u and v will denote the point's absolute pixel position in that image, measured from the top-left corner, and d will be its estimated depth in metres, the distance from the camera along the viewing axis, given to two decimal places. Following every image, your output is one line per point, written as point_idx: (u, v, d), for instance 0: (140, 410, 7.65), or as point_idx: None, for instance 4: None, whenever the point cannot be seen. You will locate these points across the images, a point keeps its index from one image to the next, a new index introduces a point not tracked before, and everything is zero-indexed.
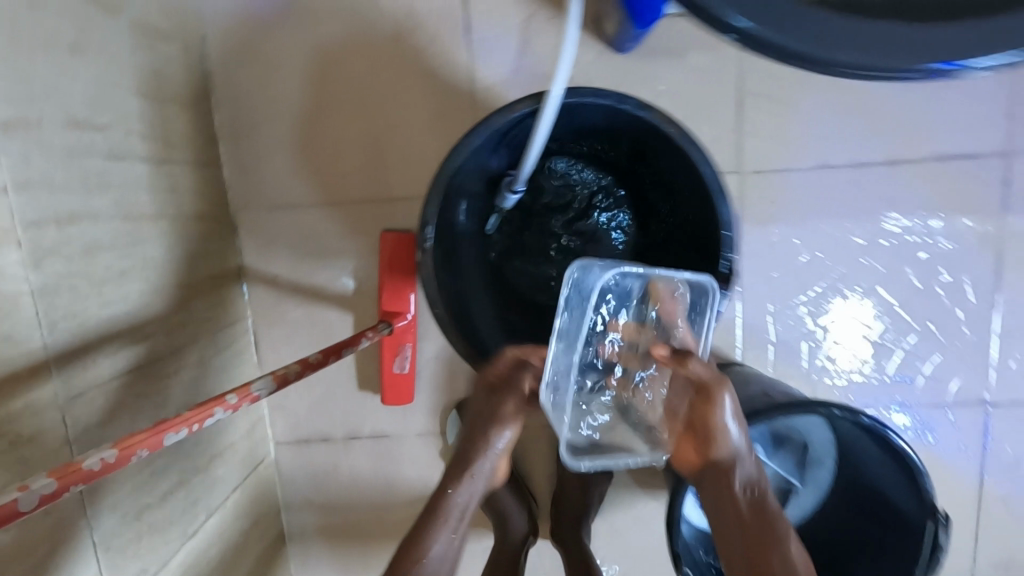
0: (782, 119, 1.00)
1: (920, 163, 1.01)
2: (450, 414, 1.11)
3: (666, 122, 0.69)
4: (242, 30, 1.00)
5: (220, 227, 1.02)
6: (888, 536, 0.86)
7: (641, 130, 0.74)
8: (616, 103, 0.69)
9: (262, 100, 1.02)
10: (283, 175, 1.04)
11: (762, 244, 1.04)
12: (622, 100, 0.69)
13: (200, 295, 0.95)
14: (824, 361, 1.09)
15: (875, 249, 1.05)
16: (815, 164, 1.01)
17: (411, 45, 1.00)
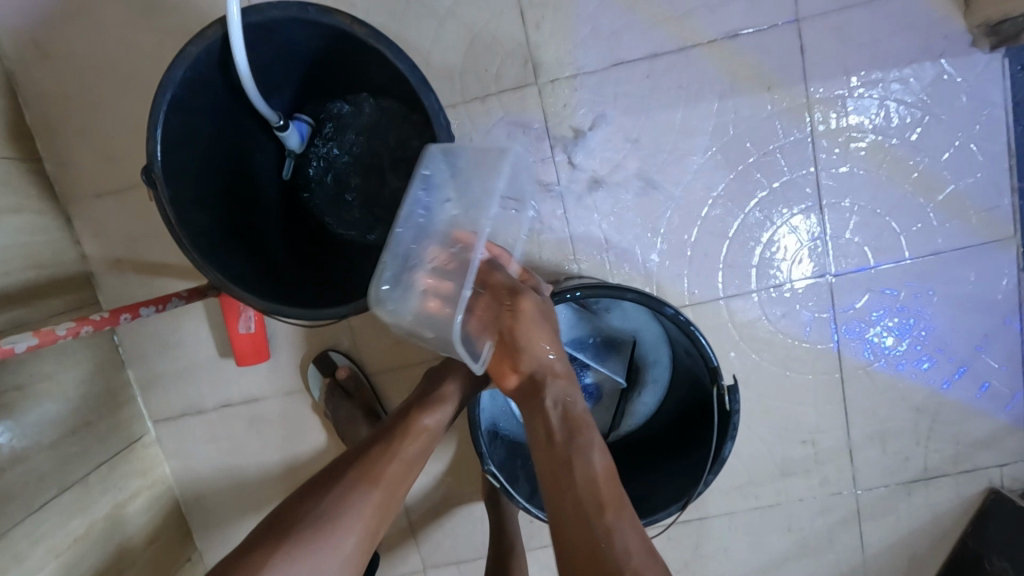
0: (567, 24, 1.00)
1: (712, 46, 1.01)
2: (311, 368, 1.13)
3: (351, 24, 0.66)
4: (33, 25, 1.03)
5: (49, 219, 1.06)
6: (704, 416, 0.90)
7: (347, 42, 0.71)
8: (298, 13, 0.66)
9: (67, 90, 1.05)
10: (104, 159, 1.07)
11: (575, 153, 1.04)
12: (299, 6, 0.66)
13: (24, 283, 0.98)
14: (660, 260, 1.08)
15: (690, 138, 1.04)
16: (611, 64, 1.01)
17: (198, 13, 1.02)
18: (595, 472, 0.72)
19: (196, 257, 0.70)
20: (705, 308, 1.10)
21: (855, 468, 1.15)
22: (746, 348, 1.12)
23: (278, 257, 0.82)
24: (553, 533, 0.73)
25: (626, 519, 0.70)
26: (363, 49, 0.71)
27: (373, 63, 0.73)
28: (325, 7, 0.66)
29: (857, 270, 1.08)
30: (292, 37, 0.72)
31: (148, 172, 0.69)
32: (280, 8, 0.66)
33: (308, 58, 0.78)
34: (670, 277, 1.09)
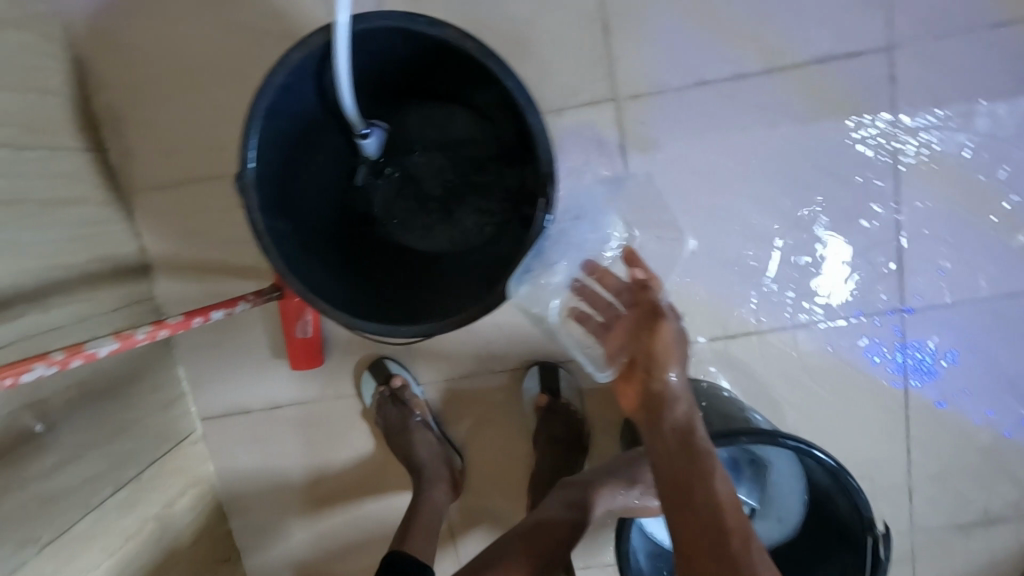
0: (650, 39, 0.97)
1: (798, 69, 0.98)
2: (365, 374, 1.13)
3: (458, 38, 0.63)
4: (106, 13, 1.01)
5: (113, 212, 1.04)
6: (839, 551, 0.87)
7: (451, 53, 0.68)
8: (403, 22, 0.64)
9: (134, 82, 1.03)
10: (168, 154, 1.05)
11: (648, 171, 1.02)
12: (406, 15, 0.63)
13: (88, 277, 0.97)
14: (727, 286, 1.06)
15: (768, 163, 1.01)
16: (692, 83, 0.98)
17: (271, 10, 1.00)
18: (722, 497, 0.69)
19: (282, 269, 0.69)
20: (770, 336, 1.08)
21: (913, 507, 1.13)
22: (811, 379, 1.09)
23: (353, 267, 0.81)
24: (679, 562, 0.69)
25: (756, 549, 0.67)
26: (465, 62, 0.68)
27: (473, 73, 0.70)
28: (434, 18, 0.64)
29: (933, 305, 1.05)
30: (390, 46, 0.70)
31: (239, 175, 0.67)
32: (386, 17, 0.63)
33: (400, 64, 0.75)
34: (736, 304, 1.07)
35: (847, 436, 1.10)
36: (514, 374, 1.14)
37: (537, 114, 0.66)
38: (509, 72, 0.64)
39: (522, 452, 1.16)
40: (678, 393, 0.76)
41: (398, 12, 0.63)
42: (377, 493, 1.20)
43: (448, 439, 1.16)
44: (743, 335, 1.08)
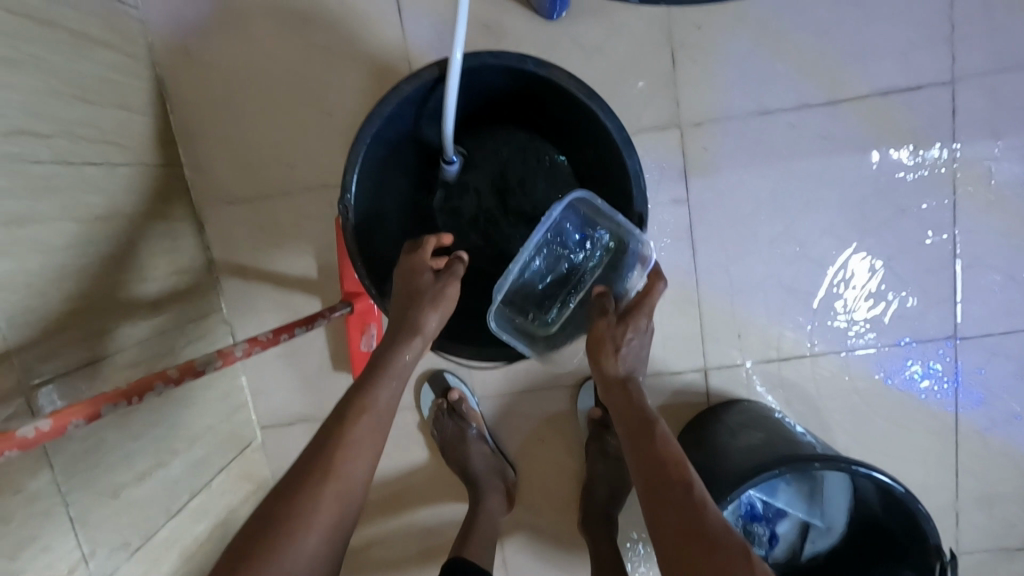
0: (716, 68, 1.00)
1: (859, 100, 1.00)
2: (424, 388, 1.17)
3: (565, 79, 0.72)
4: (186, 33, 1.05)
5: (186, 225, 1.08)
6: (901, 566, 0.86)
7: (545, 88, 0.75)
8: (514, 63, 0.71)
9: (212, 100, 1.07)
10: (241, 169, 1.09)
11: (710, 196, 1.04)
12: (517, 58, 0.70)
13: (166, 289, 1.00)
14: (783, 312, 1.09)
15: (829, 191, 1.04)
16: (757, 111, 1.01)
17: (346, 32, 1.03)
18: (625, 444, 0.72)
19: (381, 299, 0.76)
20: (824, 360, 1.10)
21: (959, 530, 1.14)
22: (863, 401, 1.11)
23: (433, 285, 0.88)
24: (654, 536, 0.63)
25: (674, 453, 0.68)
26: (561, 98, 0.77)
27: (565, 106, 0.78)
28: (543, 60, 0.71)
29: (987, 332, 1.07)
30: (485, 75, 0.77)
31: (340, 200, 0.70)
32: (500, 58, 0.71)
33: (488, 90, 0.81)
34: (793, 329, 1.09)
35: (896, 459, 1.12)
36: (569, 389, 1.16)
37: (632, 154, 0.75)
38: (611, 116, 0.73)
39: (574, 466, 1.18)
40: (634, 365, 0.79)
41: (512, 53, 0.70)
42: (430, 501, 1.22)
43: (501, 452, 1.18)
44: (797, 357, 1.10)
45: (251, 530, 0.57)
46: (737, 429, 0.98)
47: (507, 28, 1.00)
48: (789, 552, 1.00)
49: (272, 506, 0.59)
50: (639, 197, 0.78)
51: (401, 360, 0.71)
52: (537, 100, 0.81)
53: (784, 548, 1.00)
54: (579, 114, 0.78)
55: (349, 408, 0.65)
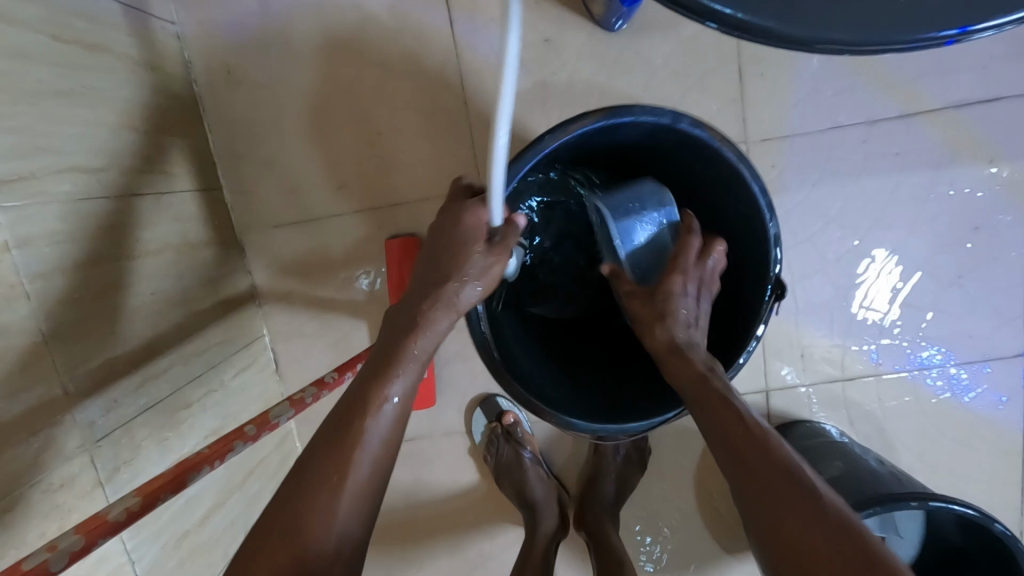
0: (786, 82, 0.96)
1: (933, 114, 0.96)
2: (476, 412, 1.14)
3: (718, 140, 0.72)
4: (227, 50, 1.00)
5: (228, 251, 1.03)
6: None
7: (674, 137, 0.76)
8: (668, 121, 0.72)
9: (255, 119, 1.02)
10: (287, 190, 1.04)
11: (778, 214, 1.00)
12: (657, 114, 0.71)
13: (216, 319, 0.96)
14: (850, 334, 1.05)
15: (902, 207, 1.00)
16: (829, 126, 0.97)
17: (398, 47, 0.99)
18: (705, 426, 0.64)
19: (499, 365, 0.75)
20: (892, 382, 1.07)
21: None
22: (931, 421, 1.08)
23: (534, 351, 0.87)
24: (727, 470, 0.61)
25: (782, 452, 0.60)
26: (698, 156, 0.78)
27: (698, 155, 0.78)
28: (697, 119, 0.71)
29: None
30: (624, 129, 0.77)
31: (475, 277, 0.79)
32: (656, 114, 0.71)
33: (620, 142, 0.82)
34: (861, 350, 1.06)
35: (967, 481, 1.09)
36: None
37: (773, 218, 0.75)
38: (756, 178, 0.73)
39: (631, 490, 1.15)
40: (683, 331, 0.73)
41: (667, 111, 0.71)
42: (482, 527, 1.19)
43: (554, 475, 1.15)
44: (865, 377, 1.07)
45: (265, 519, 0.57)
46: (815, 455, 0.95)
47: (568, 43, 0.96)
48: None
49: (295, 476, 0.59)
50: (774, 260, 0.77)
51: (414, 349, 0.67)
52: (668, 149, 0.81)
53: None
54: (714, 168, 0.78)
55: (368, 400, 0.63)
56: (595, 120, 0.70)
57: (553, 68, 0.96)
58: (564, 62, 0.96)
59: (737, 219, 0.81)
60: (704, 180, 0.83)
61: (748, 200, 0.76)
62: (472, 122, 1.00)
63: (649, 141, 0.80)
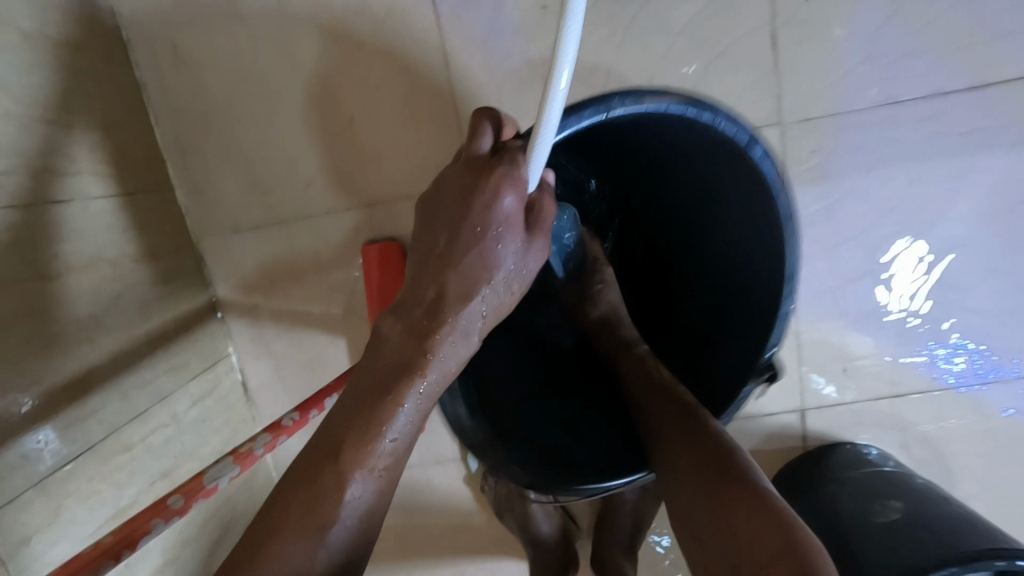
0: (831, 49, 0.81)
1: (1007, 84, 0.81)
2: None
3: (782, 185, 0.59)
4: (170, 27, 0.86)
5: (183, 262, 0.90)
6: None
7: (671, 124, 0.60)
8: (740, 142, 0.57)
9: (208, 106, 0.88)
10: (247, 189, 0.90)
11: (818, 208, 0.86)
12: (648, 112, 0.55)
13: (166, 342, 0.83)
14: (902, 343, 0.91)
15: (968, 197, 0.85)
16: (881, 102, 0.82)
17: (370, 19, 0.84)
18: (679, 470, 0.59)
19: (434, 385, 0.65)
20: (951, 400, 0.92)
21: None
22: (998, 445, 0.93)
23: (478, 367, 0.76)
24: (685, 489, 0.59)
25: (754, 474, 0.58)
26: (736, 185, 0.64)
27: (735, 189, 0.65)
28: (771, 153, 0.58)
29: None
30: (679, 128, 0.62)
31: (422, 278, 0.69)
32: (733, 126, 0.56)
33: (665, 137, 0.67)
34: (915, 363, 0.91)
35: None
36: None
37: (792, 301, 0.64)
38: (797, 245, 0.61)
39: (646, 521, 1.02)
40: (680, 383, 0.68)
41: (748, 128, 0.57)
42: (482, 561, 1.07)
43: (562, 507, 1.02)
44: (919, 394, 0.93)
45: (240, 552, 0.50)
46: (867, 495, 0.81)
47: None
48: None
49: (268, 511, 0.52)
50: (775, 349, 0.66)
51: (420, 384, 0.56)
52: (705, 167, 0.68)
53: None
54: (747, 210, 0.65)
55: (361, 440, 0.53)
56: (681, 103, 0.55)
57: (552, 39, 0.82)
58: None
59: (745, 281, 0.69)
60: (725, 216, 0.70)
61: (774, 262, 0.64)
62: (458, 107, 0.86)
63: (661, 130, 0.65)
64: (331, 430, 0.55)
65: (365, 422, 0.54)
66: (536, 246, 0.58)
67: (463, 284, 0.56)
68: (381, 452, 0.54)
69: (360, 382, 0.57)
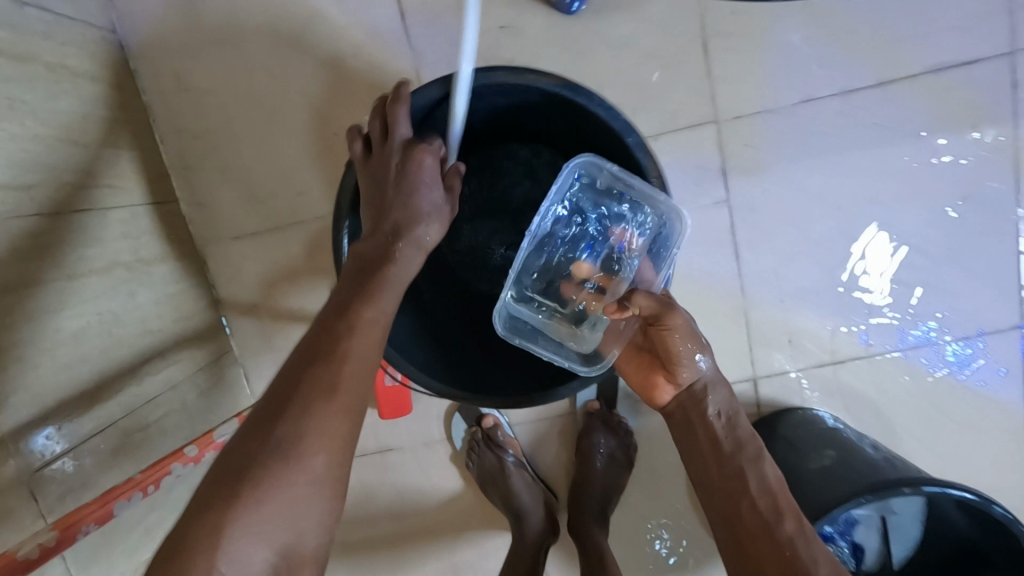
0: (754, 55, 0.92)
1: (911, 80, 0.92)
2: (455, 418, 1.10)
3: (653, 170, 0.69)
4: (173, 56, 0.96)
5: (187, 264, 0.99)
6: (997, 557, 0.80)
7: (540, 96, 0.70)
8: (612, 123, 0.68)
9: (207, 126, 0.98)
10: (244, 199, 1.00)
11: (753, 196, 0.96)
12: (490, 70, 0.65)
13: (174, 336, 0.92)
14: (836, 315, 1.01)
15: (885, 181, 0.95)
16: (802, 100, 0.93)
17: (349, 43, 0.95)
18: (715, 508, 0.71)
19: None
20: (884, 364, 1.02)
21: None
22: (930, 404, 1.03)
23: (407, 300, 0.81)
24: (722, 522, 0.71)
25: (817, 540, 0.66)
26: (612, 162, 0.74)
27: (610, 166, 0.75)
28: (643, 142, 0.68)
29: None
30: (563, 112, 0.72)
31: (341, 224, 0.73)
32: (608, 112, 0.67)
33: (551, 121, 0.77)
34: (851, 332, 1.01)
35: (975, 462, 1.03)
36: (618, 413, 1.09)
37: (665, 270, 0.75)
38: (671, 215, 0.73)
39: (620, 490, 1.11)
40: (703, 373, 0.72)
41: (621, 118, 0.67)
42: (469, 535, 1.15)
43: (541, 479, 1.11)
44: (856, 360, 1.02)
45: (210, 492, 0.50)
46: (806, 444, 0.91)
47: (525, 30, 0.92)
48: (879, 560, 0.92)
49: (250, 443, 0.53)
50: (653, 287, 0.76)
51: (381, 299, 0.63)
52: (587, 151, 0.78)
53: (873, 559, 0.93)
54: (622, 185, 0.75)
55: (332, 349, 0.58)
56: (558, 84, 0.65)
57: (510, 56, 0.93)
58: (525, 49, 0.92)
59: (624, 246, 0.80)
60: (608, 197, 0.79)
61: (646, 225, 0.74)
62: None
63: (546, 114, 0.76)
64: (303, 355, 0.58)
65: (336, 336, 0.59)
66: (439, 185, 0.70)
67: (405, 212, 0.67)
68: (355, 349, 0.59)
69: (329, 313, 0.61)
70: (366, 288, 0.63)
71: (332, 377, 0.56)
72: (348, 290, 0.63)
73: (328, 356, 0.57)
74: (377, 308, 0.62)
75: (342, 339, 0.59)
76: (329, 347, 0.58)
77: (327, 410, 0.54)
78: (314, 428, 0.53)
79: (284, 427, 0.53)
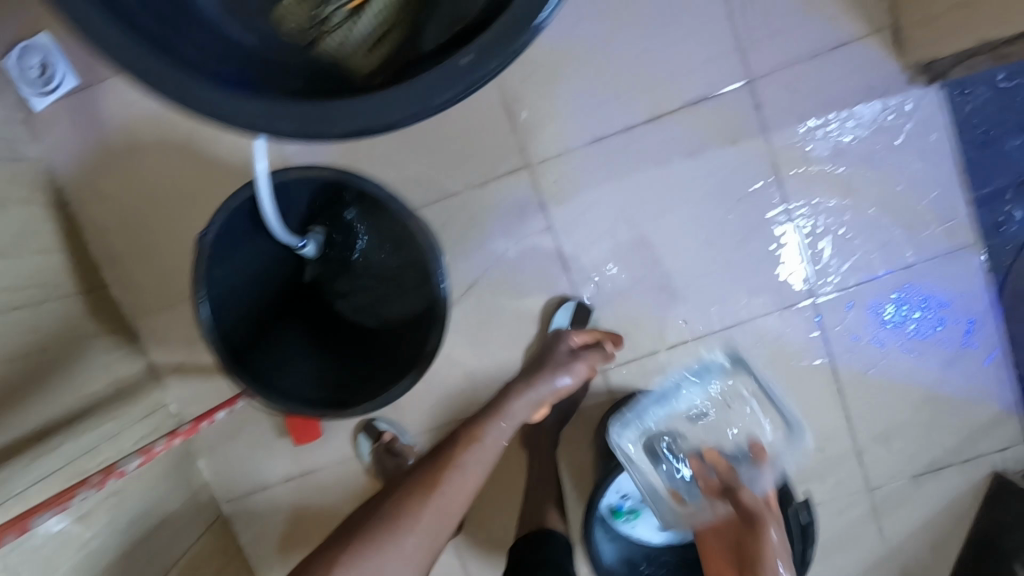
0: (548, 111, 1.14)
1: (677, 114, 1.14)
2: (360, 437, 1.27)
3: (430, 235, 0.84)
4: (89, 174, 1.19)
5: (121, 337, 1.21)
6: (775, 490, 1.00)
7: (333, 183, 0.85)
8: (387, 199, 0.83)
9: (124, 224, 1.21)
10: (162, 279, 1.22)
11: (570, 221, 1.17)
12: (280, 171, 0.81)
13: (112, 397, 1.13)
14: (659, 309, 1.20)
15: (674, 195, 1.17)
16: (593, 140, 1.15)
17: (226, 144, 1.17)
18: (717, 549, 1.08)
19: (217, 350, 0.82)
20: (706, 345, 1.21)
21: (864, 468, 1.26)
22: (751, 371, 1.22)
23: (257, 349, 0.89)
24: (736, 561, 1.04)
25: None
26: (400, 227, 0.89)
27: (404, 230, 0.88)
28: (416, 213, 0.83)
29: (840, 290, 1.20)
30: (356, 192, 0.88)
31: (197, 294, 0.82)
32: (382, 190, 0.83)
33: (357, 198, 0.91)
34: (675, 321, 1.20)
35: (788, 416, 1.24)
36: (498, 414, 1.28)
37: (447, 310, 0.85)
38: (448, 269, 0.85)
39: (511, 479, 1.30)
40: (779, 548, 1.00)
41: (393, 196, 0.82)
42: None
43: None
44: (683, 343, 1.21)
45: (329, 558, 0.81)
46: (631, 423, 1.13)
47: None
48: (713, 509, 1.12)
49: (354, 531, 0.84)
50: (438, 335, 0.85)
51: (486, 436, 0.97)
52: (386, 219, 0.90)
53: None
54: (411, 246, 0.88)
55: (431, 482, 0.89)
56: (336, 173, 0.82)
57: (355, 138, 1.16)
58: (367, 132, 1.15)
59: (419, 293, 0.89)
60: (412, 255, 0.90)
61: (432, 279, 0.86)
62: None
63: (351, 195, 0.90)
64: (397, 494, 0.88)
65: (437, 478, 0.89)
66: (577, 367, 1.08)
67: (493, 410, 1.01)
68: (455, 476, 0.90)
69: (440, 453, 0.95)
70: (481, 435, 0.97)
71: (434, 513, 0.86)
72: (441, 451, 0.96)
73: (428, 483, 0.89)
74: (472, 463, 0.93)
75: (444, 484, 0.89)
76: (428, 483, 0.89)
77: (415, 525, 0.84)
78: (406, 527, 0.83)
79: (385, 526, 0.83)
